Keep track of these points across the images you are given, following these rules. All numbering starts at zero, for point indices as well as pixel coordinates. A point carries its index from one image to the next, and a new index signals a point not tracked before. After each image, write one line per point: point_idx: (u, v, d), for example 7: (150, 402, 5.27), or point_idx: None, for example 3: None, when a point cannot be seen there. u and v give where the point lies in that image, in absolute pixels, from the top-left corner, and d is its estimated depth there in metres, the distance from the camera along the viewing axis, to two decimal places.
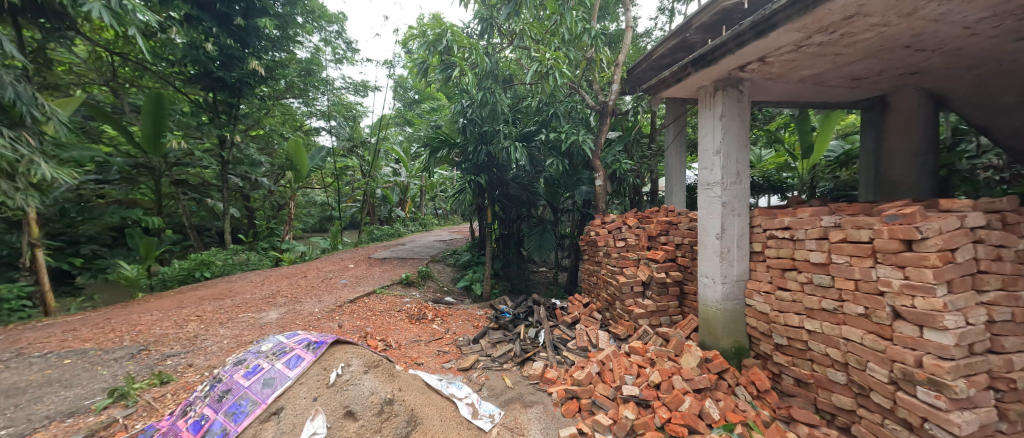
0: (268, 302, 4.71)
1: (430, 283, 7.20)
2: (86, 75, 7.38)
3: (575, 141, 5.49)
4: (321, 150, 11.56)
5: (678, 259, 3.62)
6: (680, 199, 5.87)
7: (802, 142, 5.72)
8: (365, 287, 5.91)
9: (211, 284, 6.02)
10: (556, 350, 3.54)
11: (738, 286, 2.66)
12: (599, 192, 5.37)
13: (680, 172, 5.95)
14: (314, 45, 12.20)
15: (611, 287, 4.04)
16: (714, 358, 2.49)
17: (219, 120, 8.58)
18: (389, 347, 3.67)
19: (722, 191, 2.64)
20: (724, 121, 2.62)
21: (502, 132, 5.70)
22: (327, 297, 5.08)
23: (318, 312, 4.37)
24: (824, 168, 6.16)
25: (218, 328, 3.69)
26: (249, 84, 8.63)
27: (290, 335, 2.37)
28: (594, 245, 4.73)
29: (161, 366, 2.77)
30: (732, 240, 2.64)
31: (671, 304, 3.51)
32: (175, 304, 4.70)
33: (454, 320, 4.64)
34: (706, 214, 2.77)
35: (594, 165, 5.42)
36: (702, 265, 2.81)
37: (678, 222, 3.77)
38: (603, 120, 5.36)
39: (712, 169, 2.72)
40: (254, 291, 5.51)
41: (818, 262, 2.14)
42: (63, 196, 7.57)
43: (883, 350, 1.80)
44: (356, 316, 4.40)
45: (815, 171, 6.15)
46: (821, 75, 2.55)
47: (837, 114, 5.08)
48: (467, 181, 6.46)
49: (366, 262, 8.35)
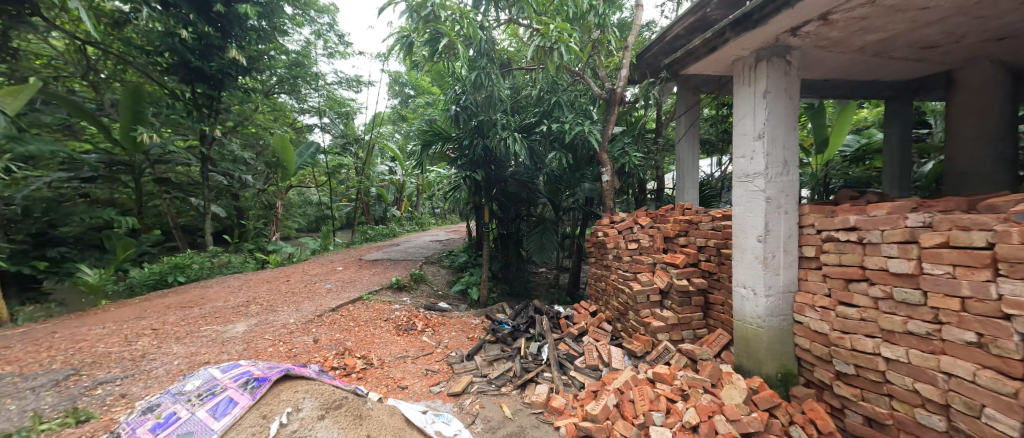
0: (239, 312, 4.23)
1: (423, 287, 6.75)
2: (64, 69, 7.08)
3: (580, 132, 4.94)
4: (310, 146, 11.06)
5: (702, 263, 3.16)
6: (693, 195, 5.43)
7: (818, 135, 5.31)
8: (351, 293, 5.42)
9: (184, 290, 5.53)
10: (562, 369, 3.07)
11: (785, 299, 2.20)
12: (606, 189, 4.90)
13: (693, 167, 5.50)
14: (305, 37, 11.67)
15: (623, 294, 3.58)
16: (760, 390, 2.03)
17: (197, 114, 8.04)
18: (370, 366, 3.18)
19: (766, 184, 2.17)
20: (769, 98, 2.15)
21: (500, 123, 5.23)
22: (307, 305, 4.59)
23: (292, 323, 3.87)
24: (838, 164, 5.77)
25: (172, 345, 3.20)
26: (231, 74, 8.07)
27: (226, 369, 1.94)
28: (601, 248, 4.27)
29: (85, 398, 2.29)
30: (778, 243, 2.18)
31: (695, 316, 3.04)
32: (135, 315, 4.21)
33: (446, 331, 4.17)
34: (745, 212, 2.31)
35: (601, 159, 4.93)
36: (739, 273, 2.35)
37: (699, 222, 3.33)
38: (609, 110, 4.89)
39: (752, 157, 2.26)
40: (229, 298, 5.02)
41: (903, 273, 1.68)
42: (38, 195, 7.23)
43: (1010, 394, 1.35)
44: (336, 328, 3.92)
45: (834, 166, 5.74)
46: (888, 41, 2.11)
47: (854, 104, 4.65)
48: (463, 178, 5.96)
49: (355, 265, 7.87)
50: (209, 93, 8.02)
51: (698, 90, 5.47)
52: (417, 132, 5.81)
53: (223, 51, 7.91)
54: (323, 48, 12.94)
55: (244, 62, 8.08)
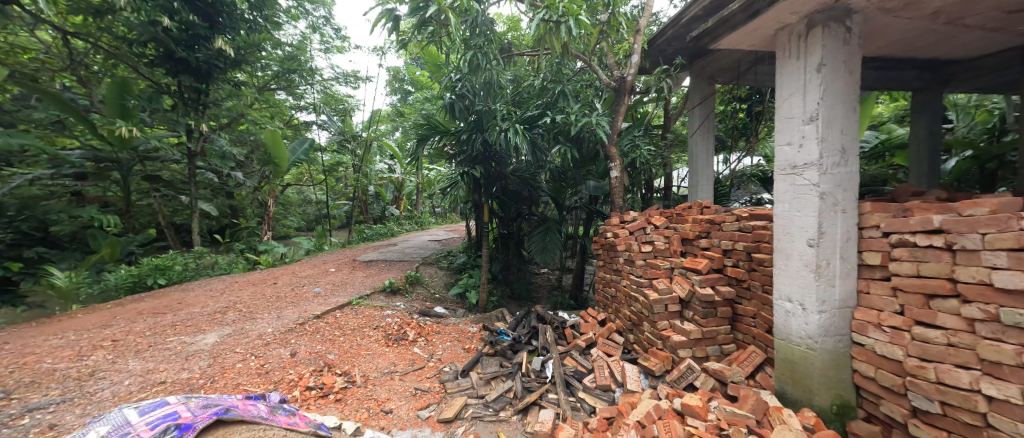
0: (214, 319, 3.86)
1: (419, 290, 6.40)
2: (51, 63, 6.84)
3: (587, 123, 4.52)
4: (304, 142, 10.68)
5: (727, 269, 2.79)
6: (707, 193, 5.08)
7: None
8: (341, 297, 5.07)
9: (163, 294, 5.18)
10: (569, 389, 2.71)
11: (842, 315, 1.83)
12: (615, 186, 4.52)
13: (707, 162, 5.14)
14: (300, 31, 11.33)
15: (636, 302, 3.21)
16: (818, 429, 1.66)
17: (184, 108, 7.69)
18: (351, 384, 2.80)
19: (820, 177, 1.80)
20: (824, 73, 1.77)
21: (500, 115, 4.88)
22: (290, 312, 4.23)
23: (270, 332, 3.51)
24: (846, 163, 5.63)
25: (130, 360, 2.84)
26: (218, 66, 7.64)
27: (148, 409, 1.72)
28: (609, 250, 3.91)
29: (5, 430, 1.94)
30: (833, 249, 1.81)
31: (721, 331, 2.65)
32: (101, 322, 3.87)
33: (440, 341, 3.82)
34: (791, 211, 1.94)
35: (609, 153, 4.54)
36: (783, 283, 1.99)
37: (722, 222, 2.96)
38: (618, 100, 4.51)
39: (801, 144, 1.88)
40: (209, 302, 4.67)
41: (1014, 289, 1.30)
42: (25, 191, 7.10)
43: None
44: (318, 338, 3.56)
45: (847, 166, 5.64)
46: (969, 3, 1.75)
47: None
48: (460, 174, 5.58)
49: (349, 266, 7.53)
50: (194, 85, 7.58)
51: (714, 80, 5.07)
52: (412, 125, 5.45)
53: (210, 41, 7.48)
54: (319, 42, 12.60)
55: (233, 54, 7.73)
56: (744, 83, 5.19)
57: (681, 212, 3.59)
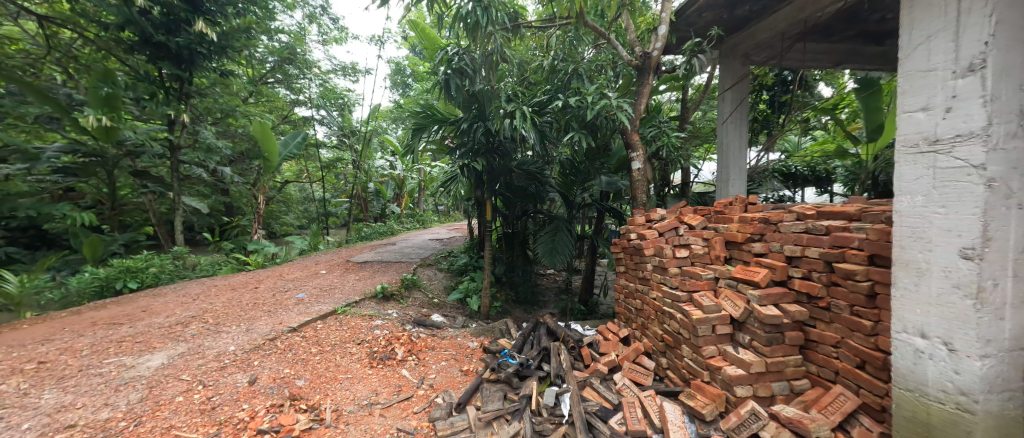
0: (171, 334, 3.32)
1: (415, 294, 5.87)
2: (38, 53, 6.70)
3: (604, 107, 3.88)
4: (297, 135, 10.10)
5: (794, 282, 2.19)
6: (740, 188, 4.50)
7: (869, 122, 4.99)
8: (326, 304, 4.54)
9: (129, 300, 4.66)
10: (591, 434, 2.14)
11: (1010, 362, 1.28)
12: (637, 179, 3.91)
13: (739, 153, 4.55)
14: (296, 21, 10.83)
15: (671, 320, 2.62)
16: None
17: (165, 97, 7.15)
18: (319, 423, 2.25)
19: (985, 155, 1.23)
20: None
21: (504, 95, 4.28)
22: (263, 323, 3.69)
23: (232, 352, 2.96)
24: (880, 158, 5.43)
25: (47, 390, 2.30)
26: (201, 52, 7.02)
27: None
28: (633, 255, 3.33)
29: None
30: (1005, 265, 1.24)
31: (790, 363, 2.05)
32: (44, 336, 3.35)
33: (435, 360, 3.27)
34: (930, 206, 1.37)
35: (630, 141, 3.92)
36: (912, 310, 1.42)
37: (781, 222, 2.39)
38: (641, 78, 3.91)
39: (948, 108, 1.32)
40: (176, 311, 4.14)
41: None
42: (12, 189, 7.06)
43: None
44: (289, 358, 3.01)
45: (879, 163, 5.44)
46: None
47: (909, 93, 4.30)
48: (460, 167, 5.01)
49: (341, 267, 7.01)
50: (175, 73, 6.94)
51: (748, 60, 4.44)
52: (409, 114, 5.03)
53: (191, 25, 6.86)
54: (316, 33, 12.10)
55: (219, 40, 7.21)
56: (783, 62, 4.55)
57: (720, 211, 3.02)
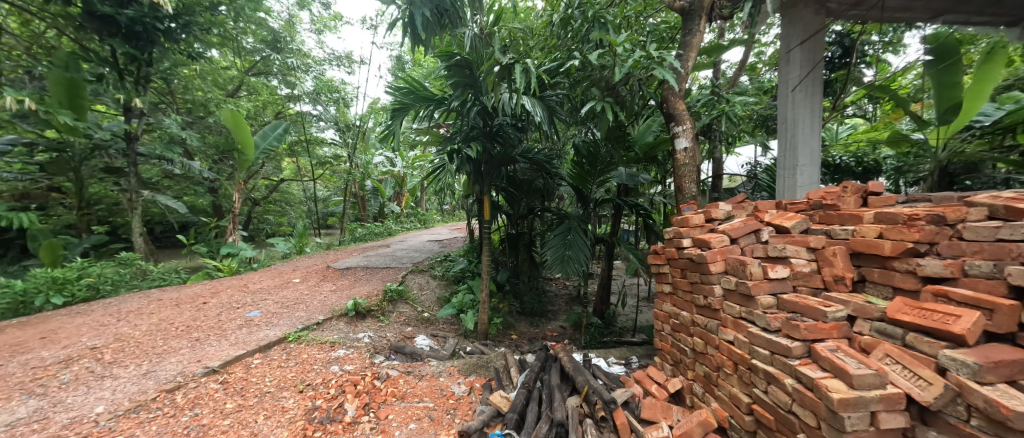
0: (33, 382, 2.38)
1: (400, 308, 4.91)
2: None
3: (637, 65, 2.83)
4: (278, 125, 9.09)
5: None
6: (811, 178, 3.45)
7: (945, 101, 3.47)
8: (279, 327, 3.59)
9: (40, 321, 3.76)
10: None
11: None
12: (684, 162, 2.84)
13: (811, 131, 3.47)
14: (285, 6, 9.99)
15: (768, 385, 1.58)
16: None
17: (118, 80, 6.27)
18: None
19: None
20: None
21: (500, 46, 3.20)
22: (174, 361, 2.73)
23: (92, 419, 2.01)
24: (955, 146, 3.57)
25: None
26: (157, 27, 6.10)
27: None
28: (684, 270, 2.30)
29: None
30: None
31: None
32: None
33: (401, 422, 2.29)
34: None
35: (673, 112, 2.86)
36: None
37: (969, 223, 1.39)
38: (686, 25, 2.86)
39: None
40: (80, 340, 3.20)
41: None
42: None
43: None
44: (178, 428, 2.04)
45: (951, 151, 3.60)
46: None
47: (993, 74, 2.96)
48: (449, 154, 4.05)
49: (319, 275, 6.07)
50: (128, 52, 6.05)
51: (823, 8, 3.38)
52: (386, 90, 4.06)
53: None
54: (309, 21, 11.25)
55: (180, 15, 6.29)
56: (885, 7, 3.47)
57: (828, 208, 1.99)
